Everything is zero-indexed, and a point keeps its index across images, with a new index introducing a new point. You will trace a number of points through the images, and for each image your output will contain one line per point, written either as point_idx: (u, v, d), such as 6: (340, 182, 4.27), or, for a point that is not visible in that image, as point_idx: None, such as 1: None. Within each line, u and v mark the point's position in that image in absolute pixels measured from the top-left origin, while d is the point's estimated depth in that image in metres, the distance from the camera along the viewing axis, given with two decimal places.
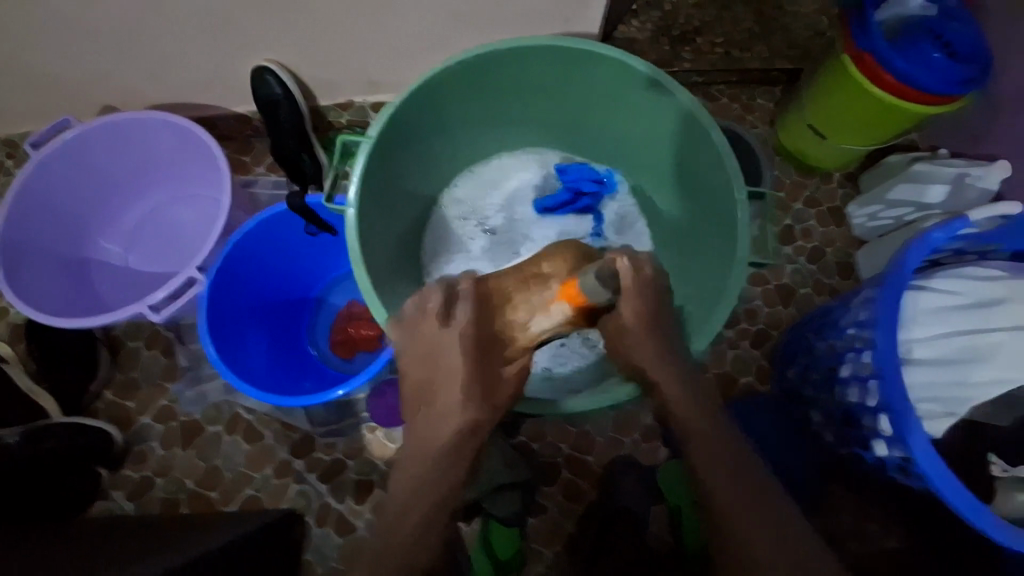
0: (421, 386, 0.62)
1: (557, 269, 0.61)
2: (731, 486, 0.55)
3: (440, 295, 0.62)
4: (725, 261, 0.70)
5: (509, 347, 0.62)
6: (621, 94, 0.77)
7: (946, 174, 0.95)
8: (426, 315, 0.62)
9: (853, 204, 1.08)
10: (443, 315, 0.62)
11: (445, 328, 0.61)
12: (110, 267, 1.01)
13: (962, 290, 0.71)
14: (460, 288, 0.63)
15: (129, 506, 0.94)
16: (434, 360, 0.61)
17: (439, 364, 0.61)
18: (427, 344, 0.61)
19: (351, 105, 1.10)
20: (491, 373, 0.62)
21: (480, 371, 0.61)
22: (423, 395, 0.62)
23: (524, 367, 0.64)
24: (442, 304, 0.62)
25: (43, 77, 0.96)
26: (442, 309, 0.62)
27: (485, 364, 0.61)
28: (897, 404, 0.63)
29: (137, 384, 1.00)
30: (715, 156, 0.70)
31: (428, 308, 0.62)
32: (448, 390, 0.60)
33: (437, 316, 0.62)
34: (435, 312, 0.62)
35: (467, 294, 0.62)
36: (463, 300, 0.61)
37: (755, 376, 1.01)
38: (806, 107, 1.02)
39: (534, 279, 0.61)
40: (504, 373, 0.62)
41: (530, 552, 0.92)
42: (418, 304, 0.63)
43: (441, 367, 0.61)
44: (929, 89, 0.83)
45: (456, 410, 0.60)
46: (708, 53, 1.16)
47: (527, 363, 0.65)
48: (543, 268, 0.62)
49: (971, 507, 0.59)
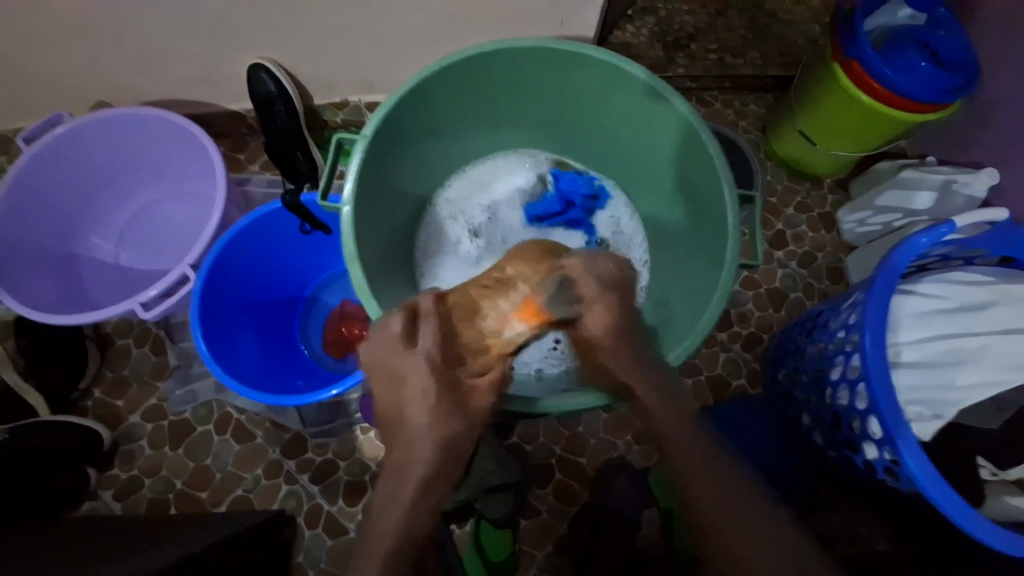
0: (392, 410, 0.59)
1: (522, 272, 0.64)
2: (725, 488, 0.55)
3: (401, 318, 0.60)
4: (714, 262, 0.71)
5: (479, 358, 0.62)
6: (615, 98, 0.77)
7: (934, 181, 0.96)
8: (387, 337, 0.59)
9: (843, 210, 1.09)
10: (407, 337, 0.60)
11: (409, 350, 0.59)
12: (100, 264, 1.00)
13: (948, 294, 0.73)
14: (422, 306, 0.61)
15: (116, 506, 0.93)
16: (401, 382, 0.59)
17: (405, 388, 0.58)
18: (393, 367, 0.59)
19: (346, 105, 1.10)
20: (460, 386, 0.60)
21: (449, 386, 0.59)
22: (394, 418, 0.60)
23: (497, 376, 0.62)
24: (404, 325, 0.60)
25: (35, 71, 0.96)
26: (405, 331, 0.60)
27: (453, 378, 0.60)
28: (886, 407, 0.63)
29: (127, 382, 0.99)
30: (705, 157, 0.71)
31: (389, 332, 0.59)
32: (417, 410, 0.58)
33: (401, 336, 0.59)
34: (398, 334, 0.59)
35: (429, 313, 0.61)
36: (426, 321, 0.60)
37: (746, 379, 1.03)
38: (797, 113, 1.04)
39: (498, 285, 0.65)
40: (476, 384, 0.61)
41: (522, 554, 0.92)
42: (380, 328, 0.60)
43: (409, 388, 0.58)
44: (917, 97, 0.85)
45: (426, 429, 0.58)
46: (702, 59, 1.17)
47: (502, 372, 0.63)
48: (507, 272, 0.66)
49: (959, 510, 0.59)
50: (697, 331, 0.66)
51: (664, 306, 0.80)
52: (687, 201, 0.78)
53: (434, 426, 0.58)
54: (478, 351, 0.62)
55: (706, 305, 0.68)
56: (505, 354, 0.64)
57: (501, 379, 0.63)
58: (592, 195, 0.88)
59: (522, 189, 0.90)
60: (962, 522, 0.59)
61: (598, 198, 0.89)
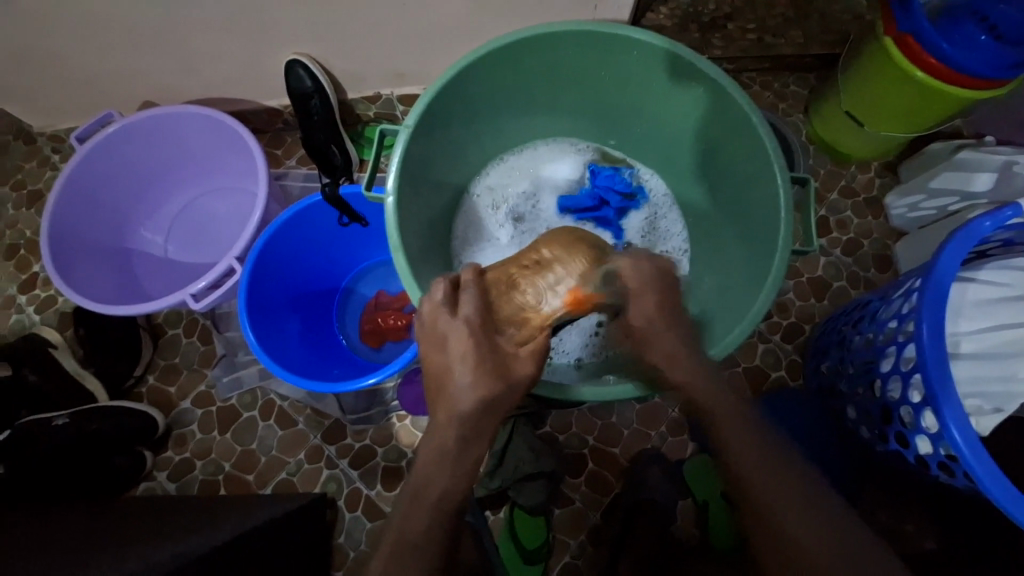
0: (436, 374, 0.57)
1: (556, 252, 0.60)
2: (770, 484, 0.53)
3: (443, 287, 0.58)
4: (764, 247, 0.69)
5: (520, 329, 0.57)
6: (657, 81, 0.75)
7: (994, 162, 0.89)
8: (430, 306, 0.58)
9: (891, 194, 1.04)
10: (449, 306, 0.58)
11: (452, 317, 0.57)
12: (151, 258, 1.05)
13: (1010, 282, 0.68)
14: (463, 280, 0.60)
15: (170, 486, 0.98)
16: (445, 349, 0.57)
17: (448, 355, 0.56)
18: (436, 334, 0.57)
19: (379, 98, 1.13)
20: (503, 353, 0.57)
21: (490, 352, 0.56)
22: (438, 385, 0.57)
23: (539, 346, 0.57)
24: (447, 294, 0.58)
25: (87, 74, 1.00)
26: (448, 300, 0.58)
27: (495, 345, 0.57)
28: (942, 400, 0.60)
29: (177, 370, 1.04)
30: (753, 139, 0.69)
31: (433, 301, 0.58)
32: (461, 373, 0.56)
33: (444, 305, 0.58)
34: (441, 303, 0.58)
35: (471, 283, 0.59)
36: (467, 291, 0.58)
37: (786, 371, 1.00)
38: (844, 94, 0.99)
39: (534, 264, 0.60)
40: (518, 353, 0.57)
41: (556, 542, 0.92)
42: (425, 299, 0.59)
43: (452, 354, 0.56)
44: (977, 74, 0.79)
45: (470, 390, 0.55)
46: (739, 40, 1.12)
47: (544, 345, 0.58)
48: (542, 254, 0.61)
49: (1020, 508, 0.56)
50: (748, 319, 0.64)
51: (707, 295, 0.78)
52: (731, 187, 0.76)
53: (476, 390, 0.55)
54: (519, 320, 0.58)
55: (757, 291, 0.66)
56: (546, 329, 0.58)
57: (545, 349, 0.58)
58: (628, 194, 0.86)
59: (565, 179, 0.90)
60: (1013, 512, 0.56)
61: (634, 198, 0.87)
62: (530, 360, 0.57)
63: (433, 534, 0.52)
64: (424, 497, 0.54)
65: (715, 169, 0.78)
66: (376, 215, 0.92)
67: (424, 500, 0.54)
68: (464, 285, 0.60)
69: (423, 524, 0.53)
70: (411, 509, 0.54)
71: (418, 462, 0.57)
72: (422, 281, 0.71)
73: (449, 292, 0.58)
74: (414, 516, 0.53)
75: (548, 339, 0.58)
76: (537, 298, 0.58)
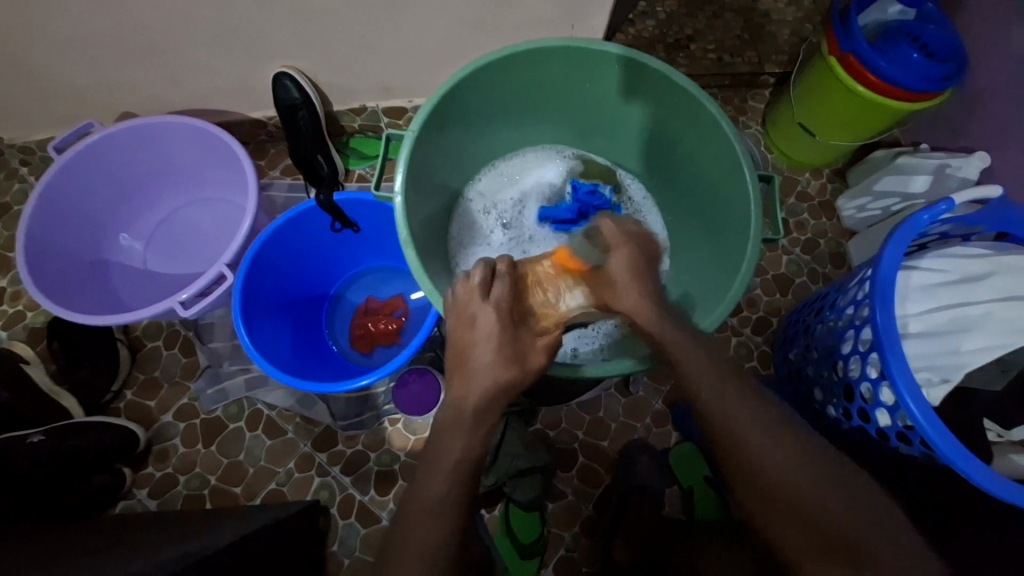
0: (457, 351, 0.61)
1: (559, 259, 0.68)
2: (771, 455, 0.55)
3: (481, 271, 0.62)
4: (736, 241, 0.75)
5: (540, 321, 0.64)
6: (635, 93, 0.81)
7: (927, 166, 1.00)
8: (466, 289, 0.62)
9: (843, 197, 1.14)
10: (483, 291, 0.62)
11: (483, 301, 0.61)
12: (130, 269, 1.03)
13: (950, 267, 0.76)
14: (498, 269, 0.64)
15: (152, 503, 0.96)
16: (473, 328, 0.61)
17: (475, 334, 0.60)
18: (467, 315, 0.61)
19: (364, 110, 1.16)
20: (523, 343, 0.61)
21: (512, 338, 0.60)
22: (456, 360, 0.61)
23: (554, 341, 0.63)
24: (483, 277, 0.62)
25: (64, 85, 0.99)
26: (483, 283, 0.62)
27: (517, 335, 0.61)
28: (899, 372, 0.65)
29: (159, 383, 1.01)
30: (723, 144, 0.75)
31: (469, 284, 0.62)
32: (483, 352, 0.60)
33: (479, 288, 0.62)
34: (477, 285, 0.62)
35: (504, 272, 0.64)
36: (501, 278, 0.63)
37: (758, 361, 1.07)
38: (795, 107, 1.09)
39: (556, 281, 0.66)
40: (536, 343, 0.62)
41: (551, 536, 0.95)
42: (462, 281, 0.63)
43: (479, 333, 0.60)
44: (911, 87, 0.89)
45: (489, 370, 0.59)
46: (702, 59, 1.22)
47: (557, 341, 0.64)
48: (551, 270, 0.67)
49: (975, 468, 0.62)
50: (729, 299, 0.69)
51: (686, 287, 0.85)
52: (703, 188, 0.83)
53: (489, 374, 0.59)
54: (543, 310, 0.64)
55: (734, 278, 0.72)
56: (560, 326, 0.65)
57: (556, 346, 0.63)
58: (606, 209, 0.90)
59: (551, 184, 0.95)
60: (971, 473, 0.62)
61: (612, 214, 0.92)
62: (546, 352, 0.61)
63: (454, 496, 0.54)
64: (442, 460, 0.56)
65: (688, 172, 0.85)
66: (369, 220, 0.94)
67: (439, 468, 0.56)
68: (499, 275, 0.64)
69: (443, 488, 0.54)
70: (428, 475, 0.56)
71: (428, 438, 0.59)
72: (430, 276, 0.74)
73: (485, 277, 0.62)
74: (434, 481, 0.55)
75: (561, 336, 0.64)
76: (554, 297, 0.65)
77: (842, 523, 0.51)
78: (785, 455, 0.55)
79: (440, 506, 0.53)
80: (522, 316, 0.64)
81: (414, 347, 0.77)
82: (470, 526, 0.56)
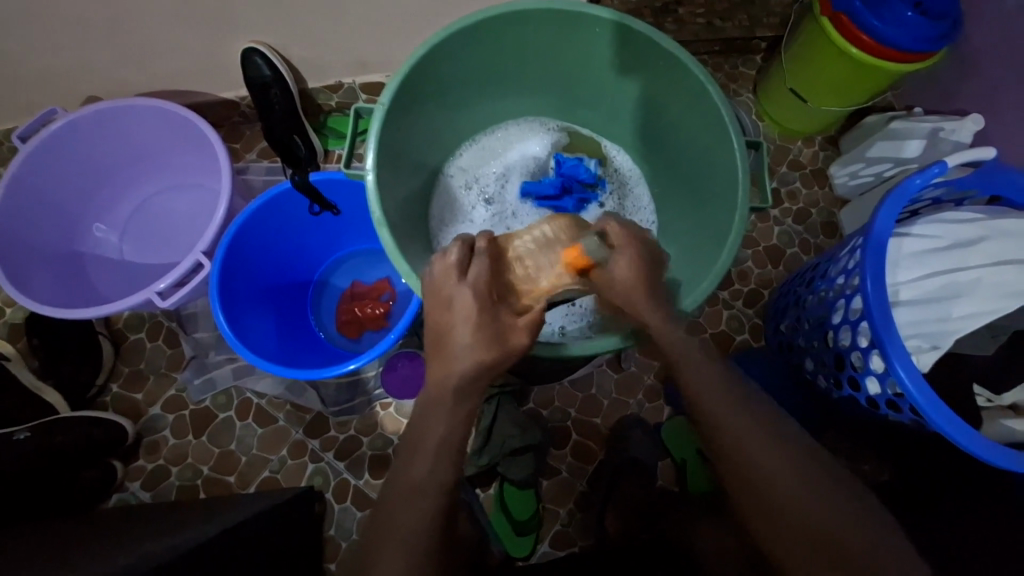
0: (436, 331, 0.60)
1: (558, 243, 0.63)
2: (754, 444, 0.55)
3: (458, 249, 0.61)
4: (724, 210, 0.73)
5: (519, 300, 0.62)
6: (621, 58, 0.78)
7: (921, 130, 0.97)
8: (442, 266, 0.61)
9: (835, 165, 1.12)
10: (459, 270, 0.61)
11: (459, 281, 0.60)
12: (106, 260, 1.00)
13: (941, 233, 0.75)
14: (477, 245, 0.63)
15: (145, 495, 0.96)
16: (450, 310, 0.60)
17: (453, 315, 0.59)
18: (443, 295, 0.60)
19: (340, 87, 1.12)
20: (502, 323, 0.60)
21: (490, 319, 0.59)
22: (435, 341, 0.60)
23: (535, 319, 0.61)
24: (460, 256, 0.61)
25: (22, 70, 0.94)
26: (460, 262, 0.61)
27: (497, 314, 0.60)
28: (890, 340, 0.64)
29: (144, 375, 1.00)
30: (711, 111, 0.73)
31: (446, 261, 0.62)
32: (460, 334, 0.58)
33: (455, 267, 0.61)
34: (453, 264, 0.61)
35: (484, 249, 0.62)
36: (478, 256, 0.61)
37: (749, 334, 1.07)
38: (787, 72, 1.05)
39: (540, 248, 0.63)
40: (516, 323, 0.60)
41: (546, 512, 0.96)
42: (439, 258, 0.62)
43: (456, 315, 0.59)
44: (902, 47, 0.86)
45: (469, 351, 0.58)
46: (690, 24, 1.16)
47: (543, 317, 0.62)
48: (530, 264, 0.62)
49: (960, 431, 0.61)
50: (716, 271, 0.68)
51: (671, 262, 0.83)
52: (691, 158, 0.80)
53: (474, 353, 0.58)
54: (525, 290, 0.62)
55: (720, 249, 0.71)
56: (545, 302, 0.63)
57: (539, 323, 0.61)
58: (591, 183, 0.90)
59: (536, 158, 0.93)
60: (959, 438, 0.61)
61: (596, 190, 0.91)
62: (527, 330, 0.60)
63: (436, 478, 0.54)
64: (423, 443, 0.56)
65: (675, 141, 0.83)
66: (349, 202, 0.91)
67: (423, 450, 0.56)
68: (477, 251, 0.62)
69: (426, 471, 0.54)
70: (408, 458, 0.56)
71: (412, 419, 0.59)
72: (409, 255, 0.72)
73: (460, 256, 0.61)
74: (416, 463, 0.55)
75: (545, 311, 0.62)
76: (536, 270, 0.62)
77: (803, 507, 0.51)
78: (769, 447, 0.55)
79: (423, 487, 0.53)
80: (504, 293, 0.62)
81: (400, 331, 0.75)
82: (457, 504, 0.56)
